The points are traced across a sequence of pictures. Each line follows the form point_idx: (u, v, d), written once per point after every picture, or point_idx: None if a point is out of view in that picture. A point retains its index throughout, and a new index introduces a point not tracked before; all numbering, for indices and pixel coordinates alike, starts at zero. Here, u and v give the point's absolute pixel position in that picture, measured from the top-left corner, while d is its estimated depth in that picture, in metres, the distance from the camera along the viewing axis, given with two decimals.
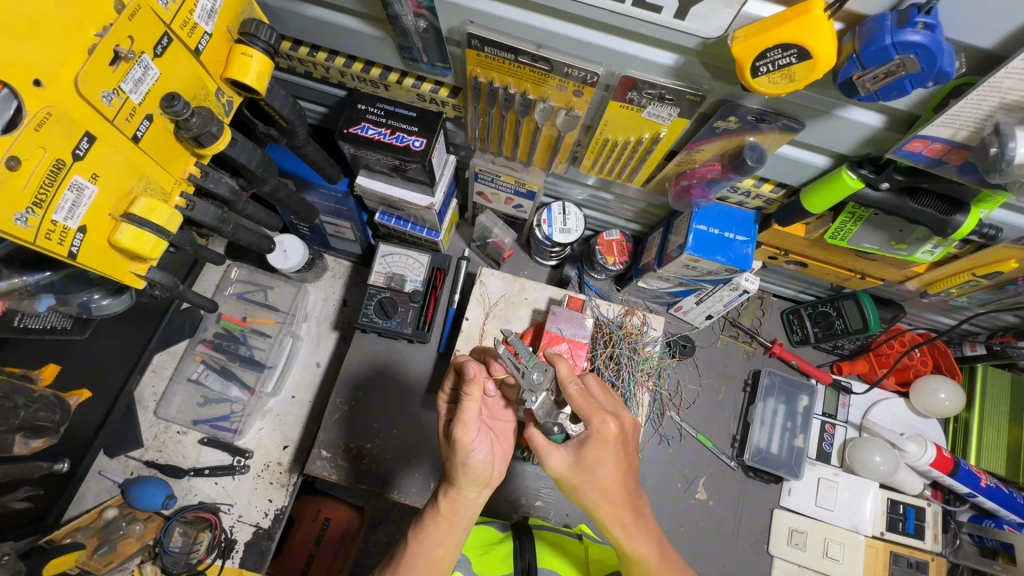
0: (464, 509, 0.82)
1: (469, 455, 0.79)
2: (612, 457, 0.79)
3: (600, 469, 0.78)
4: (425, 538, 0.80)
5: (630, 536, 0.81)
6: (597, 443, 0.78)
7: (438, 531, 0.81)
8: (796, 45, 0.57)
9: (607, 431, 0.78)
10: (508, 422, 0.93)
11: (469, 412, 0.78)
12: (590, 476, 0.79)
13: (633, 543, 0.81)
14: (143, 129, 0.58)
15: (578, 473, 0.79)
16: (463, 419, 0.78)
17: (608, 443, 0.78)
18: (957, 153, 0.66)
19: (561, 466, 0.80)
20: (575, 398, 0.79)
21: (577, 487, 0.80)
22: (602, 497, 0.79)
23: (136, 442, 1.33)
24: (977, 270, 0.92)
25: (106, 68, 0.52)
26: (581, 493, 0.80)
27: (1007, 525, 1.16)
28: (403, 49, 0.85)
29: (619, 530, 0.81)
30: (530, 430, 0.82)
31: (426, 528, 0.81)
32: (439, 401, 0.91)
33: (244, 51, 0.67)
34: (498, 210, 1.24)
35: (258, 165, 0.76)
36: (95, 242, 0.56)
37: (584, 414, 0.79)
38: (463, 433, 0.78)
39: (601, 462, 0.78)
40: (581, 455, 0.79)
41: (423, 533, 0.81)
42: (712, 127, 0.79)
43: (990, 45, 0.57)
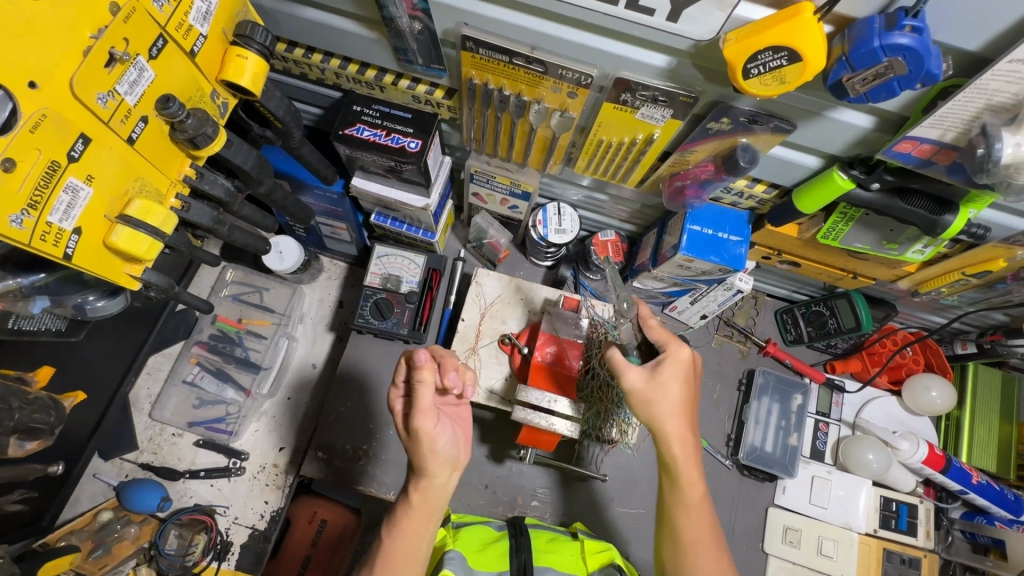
0: (434, 498, 0.82)
1: (434, 442, 0.79)
2: (679, 382, 0.84)
3: (666, 389, 0.83)
4: (398, 529, 0.80)
5: (685, 464, 0.83)
6: (673, 364, 0.84)
7: (411, 522, 0.81)
8: (787, 48, 0.58)
9: (681, 355, 0.85)
10: (465, 406, 0.90)
11: (424, 398, 0.78)
12: (663, 392, 0.83)
13: (688, 467, 0.83)
14: (139, 130, 0.58)
15: (655, 385, 0.83)
16: (420, 407, 0.78)
17: (680, 366, 0.84)
18: (946, 153, 0.67)
19: (636, 383, 0.83)
20: (655, 329, 0.89)
21: (645, 402, 0.83)
22: (670, 415, 0.83)
23: (131, 444, 1.32)
24: (967, 270, 0.93)
25: (101, 70, 0.53)
26: (653, 408, 0.83)
27: (998, 522, 1.17)
28: (399, 50, 0.85)
29: (679, 453, 0.83)
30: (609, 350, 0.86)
31: (397, 521, 0.81)
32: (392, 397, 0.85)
33: (239, 53, 0.67)
34: (493, 210, 1.24)
35: (253, 166, 0.77)
36: (91, 244, 0.56)
37: (662, 342, 0.87)
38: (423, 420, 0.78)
39: (672, 382, 0.83)
40: (658, 372, 0.83)
41: (397, 527, 0.81)
42: (706, 128, 0.80)
43: (978, 47, 0.57)
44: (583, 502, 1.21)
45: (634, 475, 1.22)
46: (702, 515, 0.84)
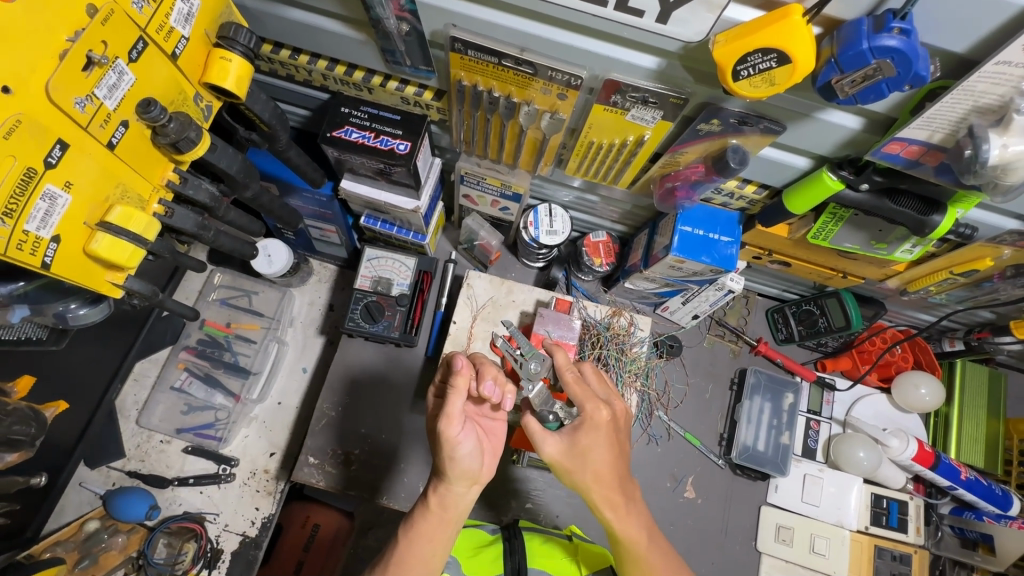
0: (451, 505, 0.80)
1: (456, 448, 0.77)
2: (602, 443, 0.80)
3: (589, 455, 0.79)
4: (412, 532, 0.80)
5: (623, 523, 0.81)
6: (592, 429, 0.80)
7: (428, 528, 0.80)
8: (776, 50, 0.58)
9: (599, 418, 0.80)
10: (499, 421, 0.90)
11: (455, 405, 0.78)
12: (583, 462, 0.79)
13: (626, 522, 0.81)
14: (119, 135, 0.57)
15: (571, 458, 0.80)
16: (448, 412, 0.78)
17: (600, 430, 0.80)
18: (934, 154, 0.67)
19: (555, 453, 0.81)
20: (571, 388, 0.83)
21: (568, 472, 0.81)
22: (594, 480, 0.80)
23: (118, 452, 1.30)
24: (954, 269, 0.94)
25: (79, 74, 0.51)
26: (574, 478, 0.80)
27: (986, 517, 1.19)
28: (386, 52, 0.84)
29: (611, 515, 0.81)
30: (525, 419, 0.82)
31: (414, 525, 0.80)
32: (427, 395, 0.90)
33: (223, 55, 0.66)
34: (484, 212, 1.24)
35: (239, 170, 0.75)
36: (70, 252, 0.55)
37: (579, 402, 0.82)
38: (449, 427, 0.77)
39: (593, 448, 0.80)
40: (574, 441, 0.80)
41: (412, 531, 0.80)
42: (696, 129, 0.80)
43: (964, 49, 0.58)
44: (577, 504, 1.20)
45: None
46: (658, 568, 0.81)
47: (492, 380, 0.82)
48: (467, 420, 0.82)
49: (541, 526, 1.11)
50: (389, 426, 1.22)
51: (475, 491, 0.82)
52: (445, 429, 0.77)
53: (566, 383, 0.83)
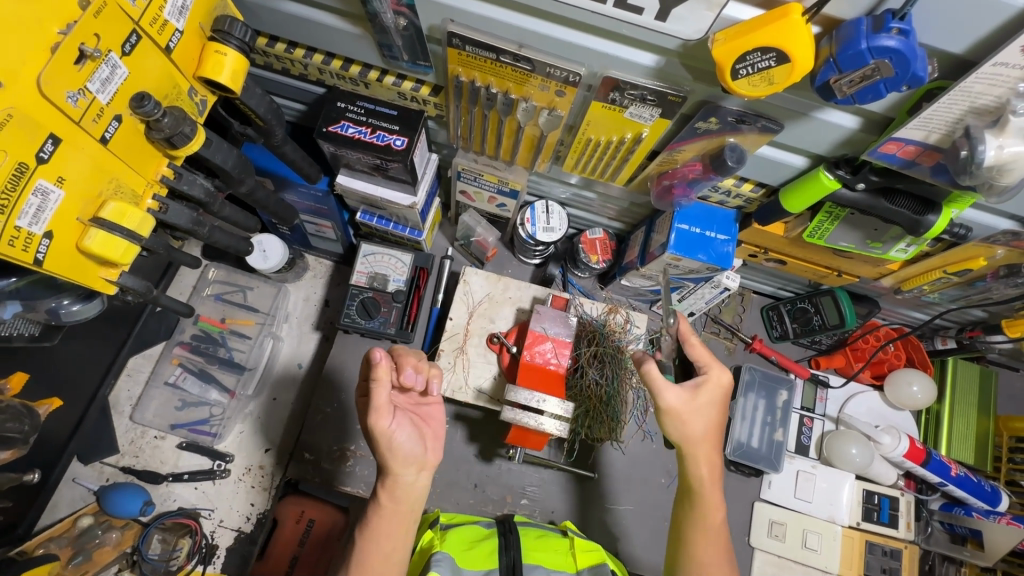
0: (395, 493, 0.81)
1: (395, 441, 0.79)
2: (713, 405, 0.90)
3: (700, 412, 0.89)
4: (365, 529, 0.80)
5: (707, 495, 0.89)
6: (710, 390, 0.90)
7: (380, 522, 0.80)
8: (775, 49, 0.58)
9: (718, 380, 0.90)
10: (434, 405, 0.89)
11: (381, 397, 0.78)
12: (699, 413, 0.89)
13: (709, 490, 0.89)
14: (112, 130, 0.56)
15: (691, 408, 0.88)
16: (376, 405, 0.78)
17: (716, 391, 0.90)
18: (930, 154, 0.67)
19: (672, 403, 0.88)
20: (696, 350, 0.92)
21: (676, 420, 0.89)
22: (702, 433, 0.89)
23: (112, 448, 1.30)
24: (948, 268, 0.95)
25: (71, 68, 0.50)
26: (687, 427, 0.88)
27: (975, 512, 1.20)
28: (384, 47, 0.83)
29: (704, 474, 0.89)
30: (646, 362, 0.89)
31: (366, 524, 0.80)
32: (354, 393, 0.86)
33: (218, 49, 0.65)
34: (481, 209, 1.23)
35: (234, 165, 0.74)
36: (62, 248, 0.54)
37: (702, 364, 0.92)
38: (382, 416, 0.78)
39: (703, 406, 0.90)
40: (691, 395, 0.89)
41: (366, 529, 0.80)
42: (694, 128, 0.80)
43: (962, 50, 0.58)
44: (573, 500, 1.21)
45: (623, 471, 1.23)
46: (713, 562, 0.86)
47: (406, 370, 0.83)
48: (399, 411, 0.83)
49: (536, 522, 1.12)
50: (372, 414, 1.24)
51: (423, 473, 0.83)
52: (377, 422, 0.78)
53: (692, 343, 0.92)
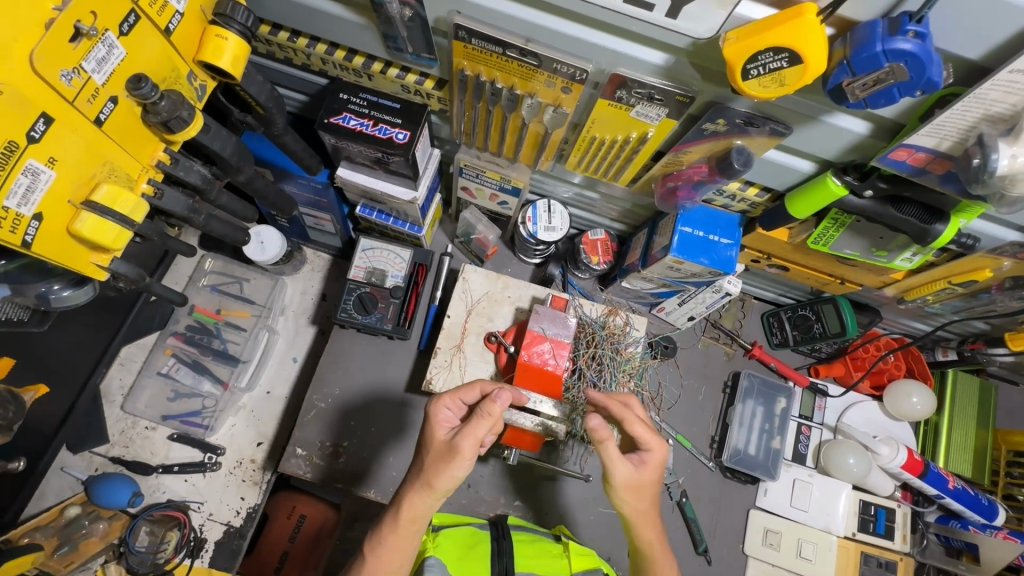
0: (417, 519, 0.81)
1: (456, 470, 0.78)
2: (655, 481, 0.84)
3: (648, 490, 0.83)
4: (376, 546, 0.80)
5: (657, 554, 0.86)
6: (653, 464, 0.83)
7: (393, 543, 0.80)
8: (788, 49, 0.56)
9: (657, 457, 0.83)
10: None
11: (478, 429, 0.79)
12: (637, 496, 0.82)
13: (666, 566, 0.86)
14: (107, 111, 0.55)
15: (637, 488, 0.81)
16: (471, 432, 0.78)
17: (654, 468, 0.83)
18: (940, 162, 0.66)
19: (623, 477, 0.81)
20: (642, 424, 0.84)
21: (622, 498, 0.83)
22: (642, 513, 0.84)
23: (101, 438, 1.28)
24: (952, 279, 0.93)
25: (66, 45, 0.49)
26: (631, 502, 0.83)
27: (972, 526, 1.19)
28: (389, 38, 0.82)
29: (652, 553, 0.86)
30: (604, 441, 0.80)
31: (378, 542, 0.80)
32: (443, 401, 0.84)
33: (219, 33, 0.64)
34: (483, 206, 1.22)
35: (232, 153, 0.73)
36: (53, 232, 0.53)
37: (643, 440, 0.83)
38: (462, 451, 0.78)
39: (641, 492, 0.83)
40: (639, 474, 0.82)
41: (378, 548, 0.80)
42: (701, 129, 0.79)
43: (978, 55, 0.57)
44: (566, 503, 1.19)
45: None
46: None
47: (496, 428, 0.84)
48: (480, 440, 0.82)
49: (528, 525, 1.11)
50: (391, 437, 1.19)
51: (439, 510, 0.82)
52: (456, 453, 0.77)
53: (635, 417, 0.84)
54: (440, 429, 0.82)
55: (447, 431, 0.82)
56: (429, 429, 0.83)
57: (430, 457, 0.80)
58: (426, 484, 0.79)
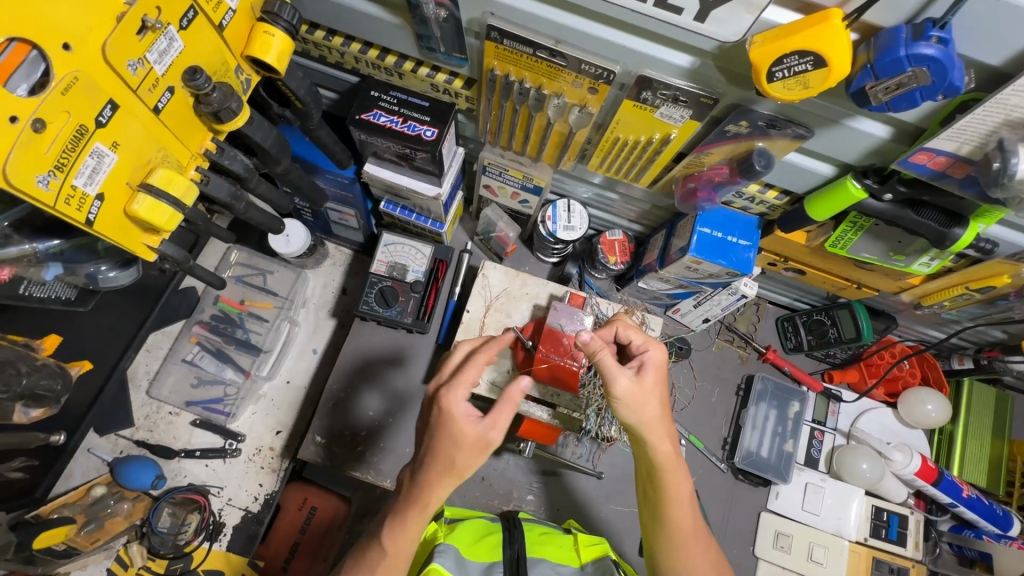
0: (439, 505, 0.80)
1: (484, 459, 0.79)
2: (662, 384, 0.83)
3: (653, 394, 0.80)
4: (398, 528, 0.79)
5: (667, 472, 0.82)
6: (653, 370, 0.83)
7: (414, 529, 0.80)
8: (813, 53, 0.58)
9: (658, 357, 0.84)
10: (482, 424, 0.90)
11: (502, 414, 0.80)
12: (644, 402, 0.80)
13: (672, 473, 0.82)
14: (165, 100, 0.58)
15: (643, 391, 0.80)
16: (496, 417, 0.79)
17: (660, 369, 0.84)
18: (960, 166, 0.68)
19: (626, 389, 0.79)
20: (634, 332, 0.88)
21: (627, 409, 0.80)
22: (653, 419, 0.80)
23: (127, 421, 1.32)
24: (970, 285, 0.95)
25: (134, 37, 0.53)
26: (636, 414, 0.79)
27: (986, 535, 1.19)
28: (422, 38, 0.85)
29: (663, 462, 0.81)
30: (598, 352, 0.80)
31: (402, 524, 0.79)
32: (461, 389, 0.79)
33: (266, 30, 0.67)
34: (504, 204, 1.25)
35: (273, 145, 0.77)
36: (112, 212, 0.56)
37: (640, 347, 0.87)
38: (496, 442, 0.78)
39: (653, 387, 0.82)
40: (642, 380, 0.81)
41: (400, 531, 0.79)
42: (723, 131, 0.81)
43: (999, 62, 0.58)
44: (578, 498, 1.21)
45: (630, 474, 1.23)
46: (684, 516, 0.83)
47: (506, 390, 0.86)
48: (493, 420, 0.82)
49: (539, 519, 1.13)
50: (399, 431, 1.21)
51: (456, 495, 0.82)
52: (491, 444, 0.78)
53: (625, 328, 0.89)
54: (464, 421, 0.77)
55: (469, 419, 0.78)
56: (449, 423, 0.77)
57: (457, 450, 0.77)
58: (457, 474, 0.78)
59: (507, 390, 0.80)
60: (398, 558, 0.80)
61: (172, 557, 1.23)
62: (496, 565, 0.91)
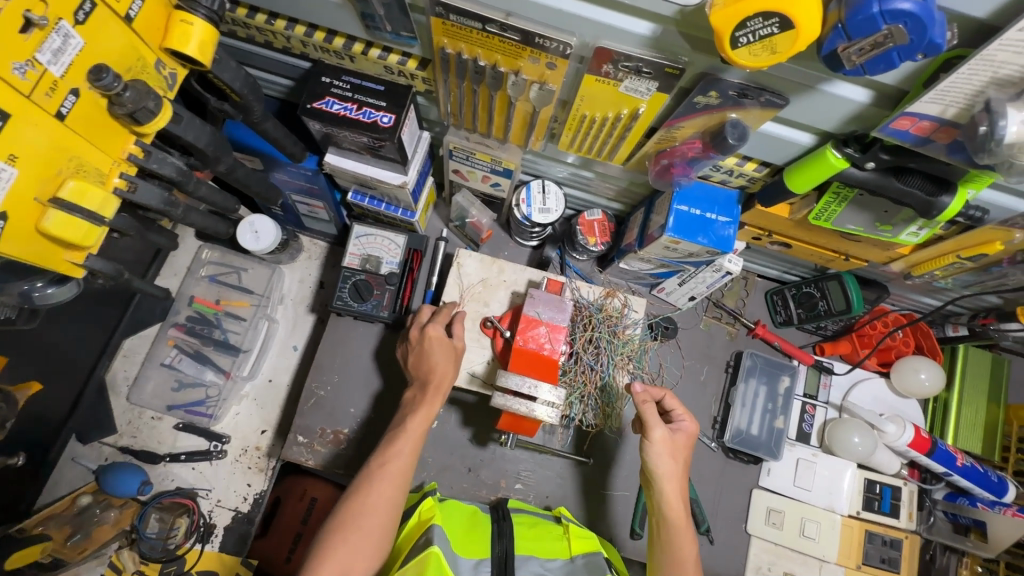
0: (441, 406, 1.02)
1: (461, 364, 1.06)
2: (685, 453, 0.93)
3: (677, 456, 0.92)
4: (411, 428, 0.99)
5: (677, 521, 0.89)
6: (682, 438, 0.93)
7: (423, 420, 1.00)
8: (778, 14, 0.53)
9: (690, 430, 0.94)
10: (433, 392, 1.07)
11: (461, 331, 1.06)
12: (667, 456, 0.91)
13: (682, 527, 0.89)
14: (69, 104, 0.54)
15: (671, 446, 0.91)
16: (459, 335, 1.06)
17: (688, 438, 0.93)
18: (946, 131, 0.62)
19: (658, 437, 0.90)
20: (673, 400, 0.95)
21: (658, 456, 0.90)
22: (669, 472, 0.90)
23: (109, 429, 1.30)
24: (962, 253, 0.90)
25: (16, 37, 0.48)
26: (660, 463, 0.90)
27: (980, 503, 1.17)
28: (366, 16, 0.79)
29: (676, 518, 0.90)
30: (643, 403, 0.91)
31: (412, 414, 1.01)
32: (434, 324, 1.06)
33: (184, 18, 0.61)
34: (475, 188, 1.20)
35: (208, 143, 0.72)
36: (20, 229, 0.52)
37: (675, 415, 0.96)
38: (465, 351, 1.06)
39: (679, 450, 0.92)
40: (674, 438, 0.92)
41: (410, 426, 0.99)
42: (692, 103, 0.75)
43: (985, 14, 0.53)
44: (567, 485, 1.19)
45: (620, 458, 1.21)
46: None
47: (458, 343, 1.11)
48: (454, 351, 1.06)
49: (529, 507, 1.11)
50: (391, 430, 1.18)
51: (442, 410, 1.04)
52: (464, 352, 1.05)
53: (667, 395, 0.96)
54: (439, 340, 1.05)
55: (446, 339, 1.05)
56: (431, 341, 1.04)
57: (442, 357, 1.03)
58: (446, 380, 1.03)
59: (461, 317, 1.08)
60: (413, 437, 0.98)
61: (163, 561, 1.22)
62: (485, 561, 0.88)
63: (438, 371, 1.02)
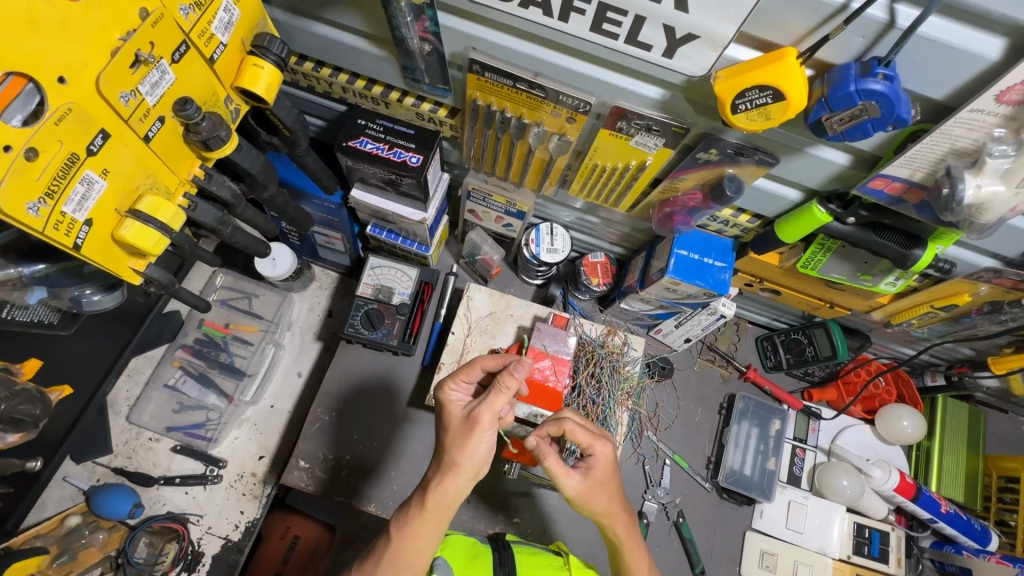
0: (444, 500, 0.83)
1: (478, 443, 0.83)
2: (611, 480, 0.86)
3: (604, 491, 0.85)
4: (405, 527, 0.84)
5: (631, 544, 0.87)
6: (600, 468, 0.85)
7: (419, 526, 0.83)
8: (771, 87, 0.63)
9: (603, 458, 0.85)
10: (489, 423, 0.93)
11: (496, 401, 0.84)
12: (601, 497, 0.85)
13: (634, 550, 0.88)
14: (155, 129, 0.61)
15: (592, 489, 0.84)
16: (478, 417, 0.83)
17: (607, 469, 0.86)
18: (915, 191, 0.73)
19: (575, 490, 0.84)
20: (576, 428, 0.85)
21: (588, 502, 0.85)
22: (610, 510, 0.86)
23: (105, 448, 1.29)
24: (935, 303, 0.99)
25: (127, 71, 0.55)
26: (596, 508, 0.85)
27: (965, 551, 1.20)
28: (407, 69, 0.89)
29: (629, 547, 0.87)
30: (544, 457, 0.84)
31: (407, 521, 0.84)
32: (453, 390, 0.90)
33: (256, 62, 0.70)
34: (488, 228, 1.28)
35: (260, 171, 0.79)
36: (99, 236, 0.58)
37: (587, 444, 0.86)
38: (484, 423, 0.83)
39: (603, 482, 0.85)
40: (591, 479, 0.84)
41: (407, 529, 0.83)
42: (695, 158, 0.85)
43: (942, 95, 0.63)
44: (563, 522, 1.19)
45: None
46: None
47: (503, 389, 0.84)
48: (490, 408, 0.84)
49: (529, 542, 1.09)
50: (380, 457, 1.19)
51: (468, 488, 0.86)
52: (478, 423, 0.83)
53: (569, 425, 0.85)
54: (456, 407, 0.88)
55: (463, 411, 0.87)
56: (443, 412, 0.89)
57: (448, 436, 0.85)
58: (452, 464, 0.83)
59: (498, 381, 0.84)
60: (405, 557, 0.83)
61: None
62: None
63: (450, 448, 0.84)
